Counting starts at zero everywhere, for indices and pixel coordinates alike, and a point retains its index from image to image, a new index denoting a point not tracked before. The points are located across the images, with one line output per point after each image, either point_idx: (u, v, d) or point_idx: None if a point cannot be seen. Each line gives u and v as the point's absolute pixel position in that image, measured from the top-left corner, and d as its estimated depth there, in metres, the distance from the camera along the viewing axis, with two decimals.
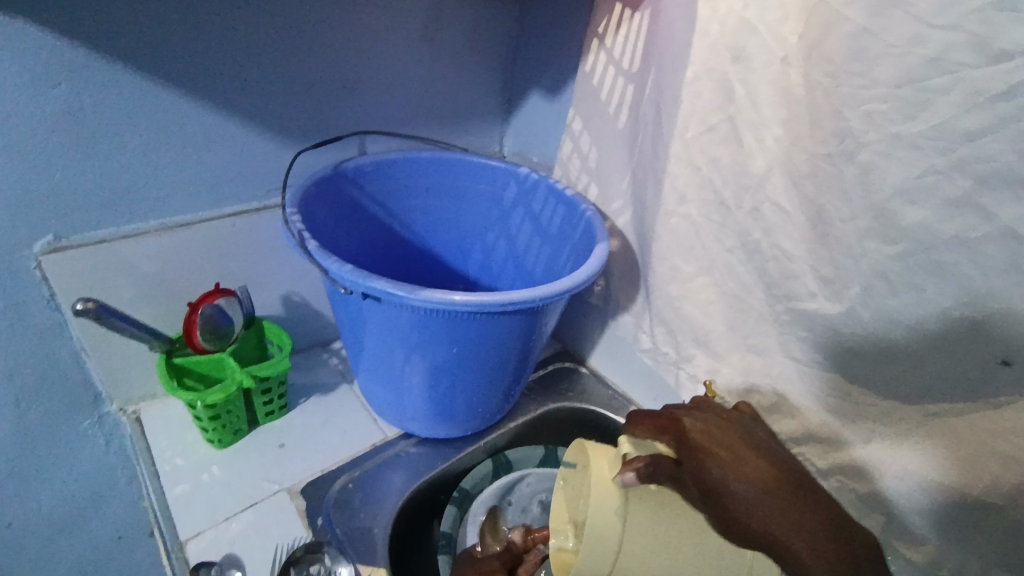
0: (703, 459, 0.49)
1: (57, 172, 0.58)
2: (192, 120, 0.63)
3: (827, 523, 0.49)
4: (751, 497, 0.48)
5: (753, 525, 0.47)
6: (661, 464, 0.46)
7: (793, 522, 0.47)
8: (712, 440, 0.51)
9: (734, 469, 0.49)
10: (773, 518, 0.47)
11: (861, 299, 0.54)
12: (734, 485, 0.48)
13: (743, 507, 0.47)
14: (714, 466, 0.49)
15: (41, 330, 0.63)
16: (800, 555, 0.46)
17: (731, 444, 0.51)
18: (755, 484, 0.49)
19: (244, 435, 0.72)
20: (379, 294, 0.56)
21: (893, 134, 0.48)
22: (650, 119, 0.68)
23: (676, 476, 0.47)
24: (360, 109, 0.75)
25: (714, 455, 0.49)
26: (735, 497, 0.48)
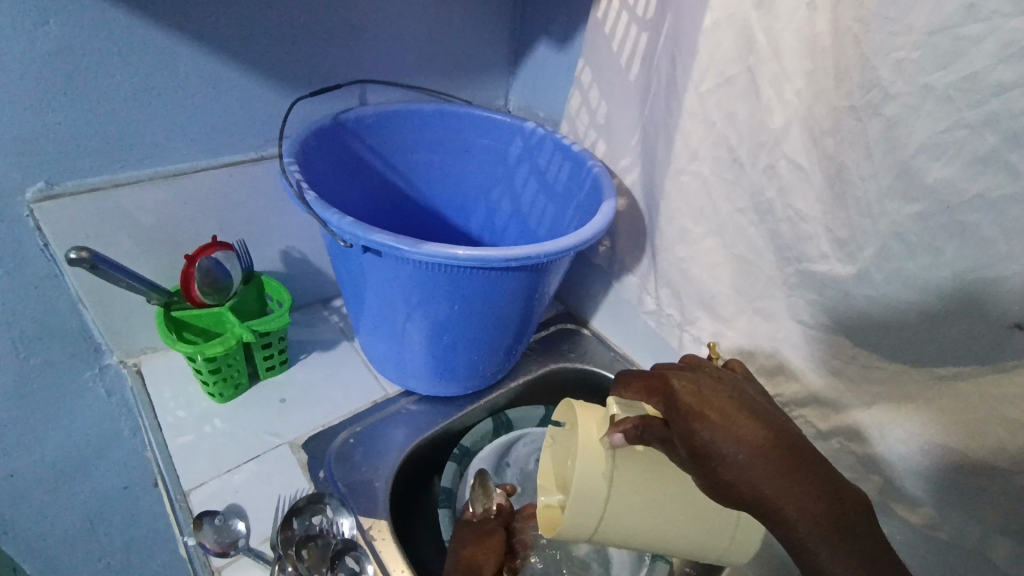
0: (691, 419, 0.46)
1: (46, 116, 0.55)
2: (184, 64, 0.60)
3: (832, 486, 0.44)
4: (744, 461, 0.44)
5: (744, 487, 0.44)
6: (652, 426, 0.47)
7: (792, 486, 0.43)
8: (703, 400, 0.47)
9: (727, 431, 0.45)
10: (769, 482, 0.43)
11: (876, 261, 0.52)
12: (725, 448, 0.44)
13: (735, 469, 0.44)
14: (704, 428, 0.45)
15: (36, 279, 0.62)
16: (795, 522, 0.42)
17: (725, 405, 0.47)
18: (751, 446, 0.44)
19: (245, 389, 0.72)
20: (379, 248, 0.54)
21: (922, 87, 0.45)
22: (664, 70, 0.65)
23: (668, 439, 0.47)
24: (360, 56, 0.72)
25: (704, 416, 0.46)
26: (725, 459, 0.44)
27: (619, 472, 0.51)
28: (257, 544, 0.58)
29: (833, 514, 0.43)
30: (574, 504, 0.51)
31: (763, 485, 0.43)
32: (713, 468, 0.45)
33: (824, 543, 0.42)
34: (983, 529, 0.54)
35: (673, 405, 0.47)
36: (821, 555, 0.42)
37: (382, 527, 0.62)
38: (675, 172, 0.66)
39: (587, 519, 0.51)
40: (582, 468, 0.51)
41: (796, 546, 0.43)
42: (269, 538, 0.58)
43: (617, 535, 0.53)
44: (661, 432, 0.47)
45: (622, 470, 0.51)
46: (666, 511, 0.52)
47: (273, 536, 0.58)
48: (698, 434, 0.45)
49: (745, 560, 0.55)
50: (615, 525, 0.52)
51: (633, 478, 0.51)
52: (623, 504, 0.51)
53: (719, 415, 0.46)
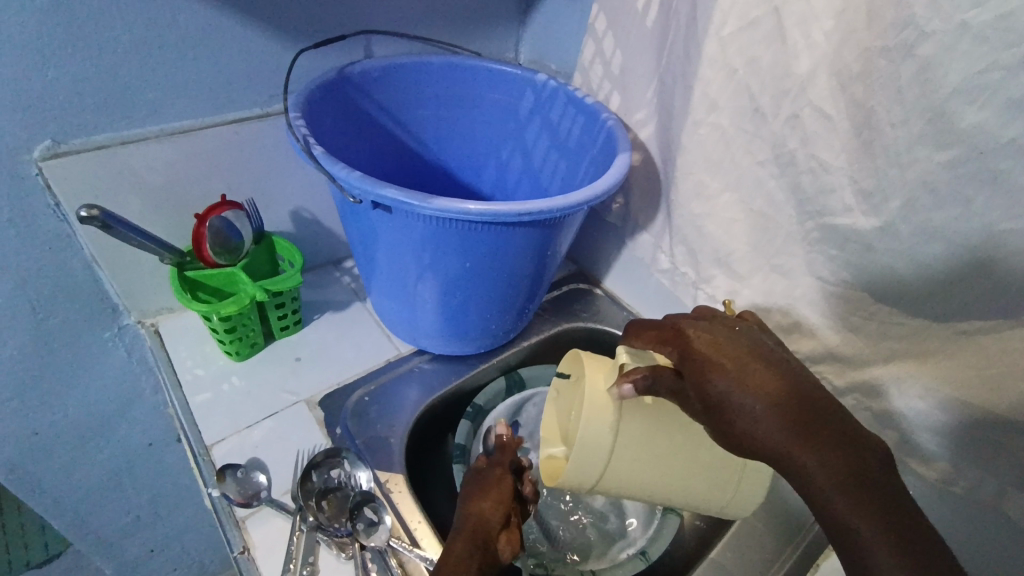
0: (705, 371, 0.46)
1: (48, 71, 0.54)
2: (183, 15, 0.58)
3: (850, 438, 0.44)
4: (759, 412, 0.44)
5: (759, 438, 0.44)
6: (662, 377, 0.49)
7: (808, 438, 0.43)
8: (718, 351, 0.47)
9: (742, 382, 0.45)
10: (784, 433, 0.43)
11: (901, 214, 0.50)
12: (740, 399, 0.44)
13: (750, 420, 0.44)
14: (719, 379, 0.45)
15: (51, 240, 0.62)
16: (811, 472, 0.42)
17: (742, 356, 0.47)
18: (767, 397, 0.44)
19: (261, 349, 0.73)
20: (389, 203, 0.53)
21: (961, 23, 0.42)
22: (684, 14, 0.61)
23: (679, 390, 0.48)
24: (365, 5, 0.69)
25: (719, 367, 0.46)
26: (740, 410, 0.44)
27: (624, 425, 0.52)
28: (278, 495, 0.59)
29: (850, 465, 0.42)
30: (579, 455, 0.52)
31: (778, 436, 0.43)
32: (726, 418, 0.45)
33: (842, 495, 0.42)
34: (997, 484, 0.54)
35: (688, 357, 0.48)
36: (838, 506, 0.42)
37: (398, 480, 0.63)
38: (693, 124, 0.63)
39: (590, 470, 0.53)
40: (587, 421, 0.52)
41: (812, 496, 0.43)
42: (290, 490, 0.60)
43: (620, 485, 0.54)
44: (673, 382, 0.49)
45: (627, 424, 0.52)
46: (669, 464, 0.53)
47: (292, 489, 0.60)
48: (712, 385, 0.45)
49: (744, 511, 0.57)
50: (617, 476, 0.53)
51: (638, 432, 0.52)
52: (626, 457, 0.53)
53: (736, 366, 0.46)
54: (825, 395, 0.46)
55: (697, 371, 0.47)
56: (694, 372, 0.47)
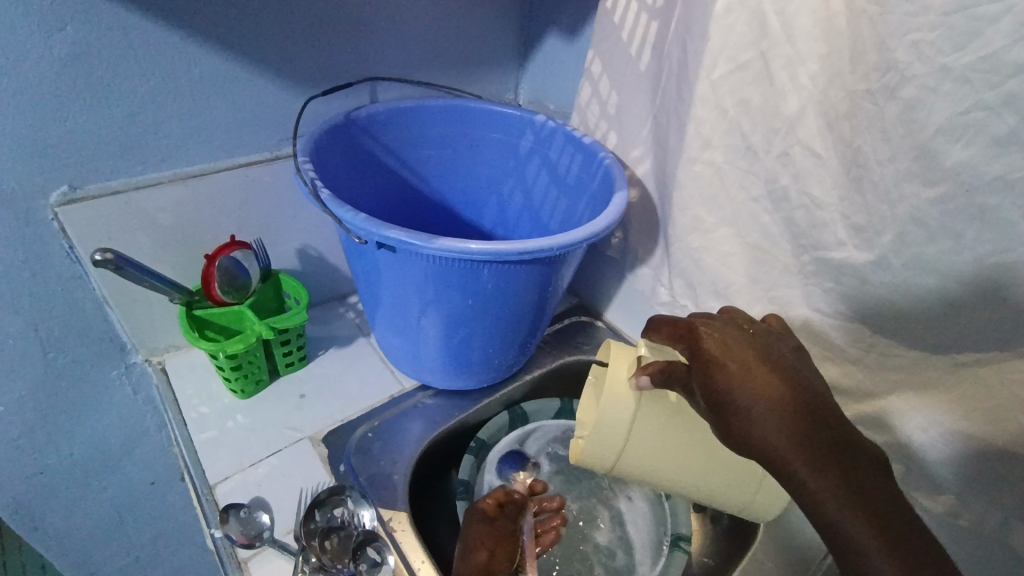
0: (711, 369, 0.47)
1: (69, 120, 0.57)
2: (198, 65, 0.61)
3: (847, 447, 0.44)
4: (758, 413, 0.44)
5: (757, 442, 0.44)
6: (675, 372, 0.50)
7: (807, 443, 0.43)
8: (725, 351, 0.47)
9: (745, 381, 0.45)
10: (781, 435, 0.43)
11: (894, 248, 0.52)
12: (741, 399, 0.45)
13: (749, 421, 0.44)
14: (722, 377, 0.46)
15: (63, 281, 0.64)
16: (803, 478, 0.43)
17: (748, 358, 0.47)
18: (768, 399, 0.44)
19: (266, 385, 0.74)
20: (393, 244, 0.55)
21: (940, 67, 0.44)
22: (675, 58, 0.64)
23: (686, 386, 0.49)
24: (370, 53, 0.72)
25: (725, 367, 0.46)
26: (741, 411, 0.44)
27: (641, 414, 0.55)
28: (281, 535, 0.59)
29: (842, 473, 0.43)
30: (594, 437, 0.56)
31: (776, 440, 0.43)
32: (727, 418, 0.45)
33: (835, 500, 0.42)
34: (1004, 516, 0.53)
35: (695, 354, 0.48)
36: (827, 509, 0.42)
37: (401, 519, 0.63)
38: (688, 161, 0.65)
39: (604, 451, 0.57)
40: (604, 407, 0.56)
41: (806, 501, 0.43)
42: (293, 531, 0.60)
43: (634, 469, 0.58)
44: (683, 378, 0.50)
45: (645, 412, 0.55)
46: (683, 457, 0.56)
47: (296, 529, 0.59)
48: (716, 381, 0.46)
49: (754, 509, 0.60)
50: (631, 458, 0.58)
51: (655, 422, 0.55)
52: (641, 446, 0.56)
53: (740, 367, 0.46)
54: (829, 402, 0.46)
55: (702, 368, 0.47)
56: (700, 369, 0.47)
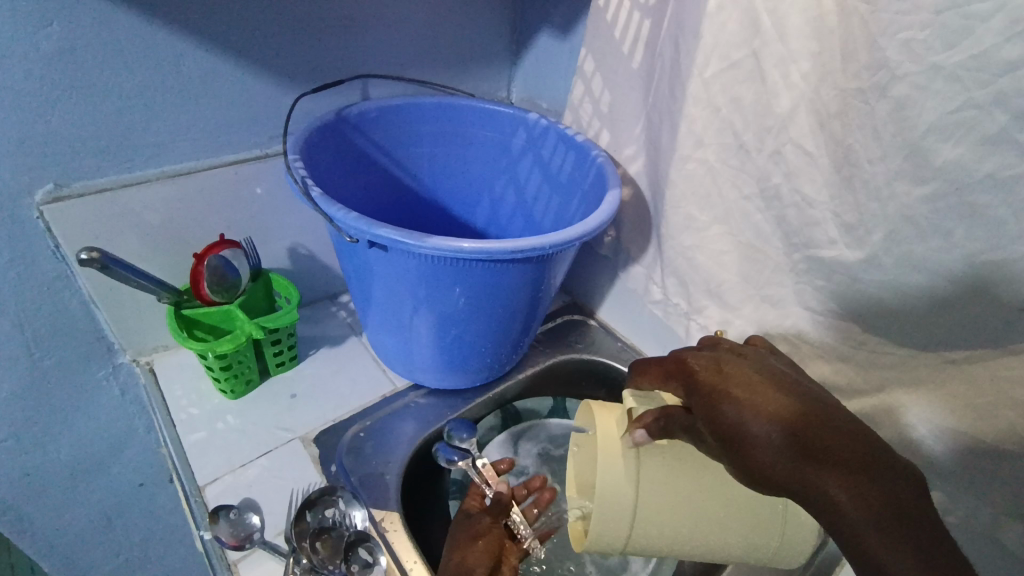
0: (715, 401, 0.46)
1: (55, 117, 0.56)
2: (186, 61, 0.60)
3: (871, 460, 0.43)
4: (775, 439, 0.43)
5: (780, 469, 0.43)
6: (674, 416, 0.50)
7: (829, 461, 0.42)
8: (726, 379, 0.47)
9: (754, 407, 0.44)
10: (804, 459, 0.42)
11: (884, 246, 0.52)
12: (755, 427, 0.44)
13: (766, 449, 0.43)
14: (729, 407, 0.45)
15: (48, 280, 0.63)
16: (834, 499, 0.41)
17: (750, 381, 0.46)
18: (781, 422, 0.43)
19: (256, 385, 0.73)
20: (385, 243, 0.54)
21: (932, 65, 0.44)
22: (667, 57, 0.64)
23: (691, 425, 0.49)
24: (361, 50, 0.72)
25: (728, 395, 0.46)
26: (757, 439, 0.44)
27: (643, 470, 0.53)
28: (273, 537, 0.58)
29: (872, 489, 0.41)
30: (602, 507, 0.53)
31: (798, 463, 0.42)
32: (743, 450, 0.44)
33: (870, 524, 0.40)
34: (993, 512, 0.54)
35: (695, 388, 0.48)
36: (865, 534, 0.40)
37: (394, 519, 0.62)
38: (680, 160, 0.65)
39: (617, 522, 0.53)
40: (602, 471, 0.54)
41: (843, 530, 0.42)
42: (285, 533, 0.59)
43: (655, 537, 0.54)
44: (684, 419, 0.50)
45: (646, 468, 0.53)
46: (698, 506, 0.53)
47: (288, 532, 0.58)
48: (723, 413, 0.45)
49: (793, 558, 0.56)
50: (648, 525, 0.53)
51: (657, 476, 0.53)
52: (654, 505, 0.53)
53: (745, 392, 0.46)
54: (840, 411, 0.46)
55: (706, 401, 0.47)
56: (703, 402, 0.47)
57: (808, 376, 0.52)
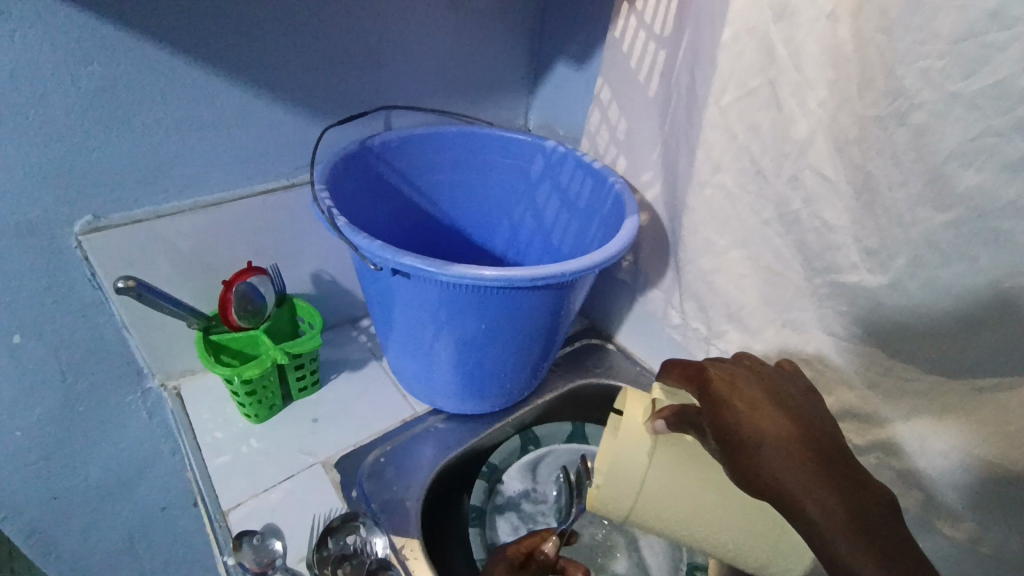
0: (720, 409, 0.50)
1: (96, 151, 0.59)
2: (220, 97, 0.63)
3: (857, 486, 0.45)
4: (767, 452, 0.46)
5: (769, 480, 0.46)
6: (688, 412, 0.52)
7: (816, 481, 0.45)
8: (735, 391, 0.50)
9: (752, 422, 0.48)
10: (793, 475, 0.45)
11: (908, 271, 0.51)
12: (751, 438, 0.47)
13: (760, 460, 0.46)
14: (733, 416, 0.49)
15: (84, 307, 0.65)
16: (813, 518, 0.44)
17: (756, 399, 0.50)
18: (775, 438, 0.47)
19: (279, 409, 0.74)
20: (408, 270, 0.55)
21: (950, 93, 0.45)
22: (683, 85, 0.65)
23: (699, 426, 0.51)
24: (385, 84, 0.74)
25: (731, 406, 0.49)
26: (752, 449, 0.47)
27: (656, 455, 0.55)
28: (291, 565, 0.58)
29: (852, 511, 0.44)
30: (608, 479, 0.56)
31: (787, 479, 0.45)
32: (739, 457, 0.47)
33: (846, 541, 0.43)
34: None
35: (705, 393, 0.51)
36: (839, 551, 0.43)
37: (414, 546, 0.62)
38: (698, 185, 0.66)
39: (623, 495, 0.56)
40: (618, 447, 0.56)
41: (818, 546, 0.44)
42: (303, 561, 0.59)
43: (651, 517, 0.57)
44: (694, 419, 0.52)
45: (658, 455, 0.55)
46: (704, 498, 0.54)
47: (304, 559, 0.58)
48: (726, 423, 0.49)
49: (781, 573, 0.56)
50: (649, 504, 0.56)
51: (669, 463, 0.54)
52: (659, 487, 0.55)
53: (748, 406, 0.49)
54: (836, 438, 0.49)
55: (713, 408, 0.50)
56: (709, 408, 0.50)
57: (825, 406, 0.53)
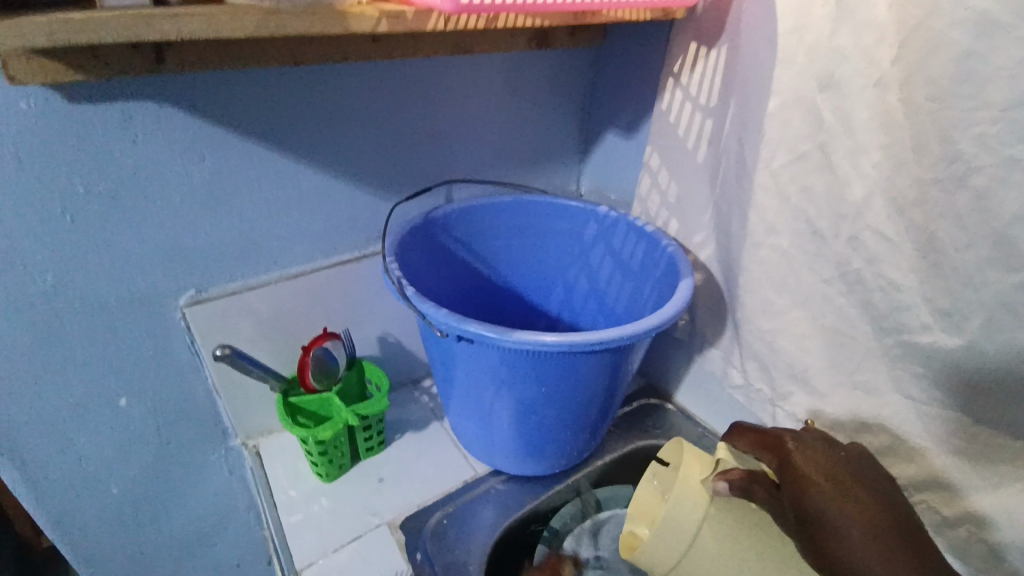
0: (803, 485, 0.53)
1: (203, 234, 0.66)
2: (307, 181, 0.70)
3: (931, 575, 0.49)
4: (851, 533, 0.50)
5: (849, 561, 0.50)
6: (759, 482, 0.55)
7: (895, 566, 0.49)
8: (816, 470, 0.54)
9: (837, 502, 0.52)
10: (873, 558, 0.49)
11: (984, 334, 0.50)
12: (836, 519, 0.51)
13: (843, 540, 0.50)
14: (818, 498, 0.52)
15: (182, 371, 0.72)
16: None
17: (837, 479, 0.54)
18: (857, 521, 0.51)
19: (348, 468, 0.77)
20: (472, 336, 0.58)
21: (1008, 158, 0.45)
22: (732, 152, 0.67)
23: (773, 497, 0.55)
24: (448, 161, 0.81)
25: (815, 484, 0.53)
26: (836, 528, 0.51)
27: (709, 518, 0.57)
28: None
29: None
30: (658, 535, 0.58)
31: (868, 561, 0.49)
32: (820, 534, 0.51)
33: None
34: None
35: (787, 467, 0.55)
36: None
37: None
38: (753, 246, 0.67)
39: (670, 548, 0.58)
40: (674, 504, 0.58)
41: None
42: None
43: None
44: (768, 488, 0.55)
45: (712, 519, 0.57)
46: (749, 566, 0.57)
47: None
48: (810, 501, 0.52)
49: None
50: (693, 562, 0.58)
51: (722, 528, 0.57)
52: (704, 548, 0.57)
53: (831, 487, 0.53)
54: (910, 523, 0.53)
55: (796, 484, 0.53)
56: (792, 483, 0.54)
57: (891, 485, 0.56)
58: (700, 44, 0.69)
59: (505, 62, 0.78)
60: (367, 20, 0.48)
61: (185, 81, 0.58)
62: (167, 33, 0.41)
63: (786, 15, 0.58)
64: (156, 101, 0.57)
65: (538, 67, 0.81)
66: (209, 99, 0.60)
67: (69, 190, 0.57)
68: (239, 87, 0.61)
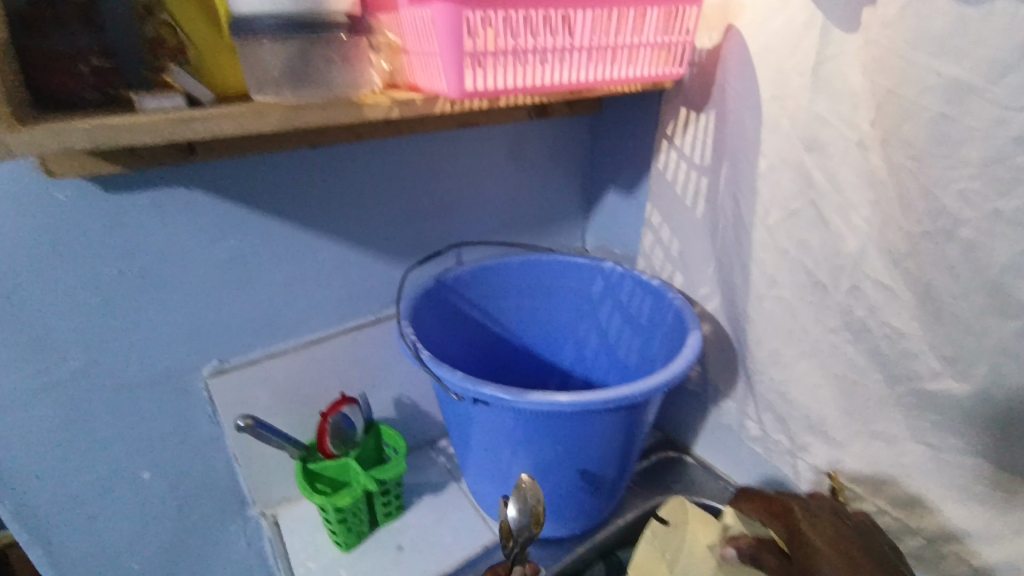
0: (811, 554, 0.59)
1: (226, 307, 0.69)
2: (324, 253, 0.73)
3: None
4: None
5: None
6: (761, 547, 0.64)
7: None
8: (822, 540, 0.60)
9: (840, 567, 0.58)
10: None
11: (992, 380, 0.50)
12: None
13: None
14: (825, 567, 0.58)
15: (204, 442, 0.73)
16: None
17: (844, 549, 0.59)
18: None
19: (366, 536, 0.77)
20: (487, 398, 0.60)
21: (991, 211, 0.47)
22: (728, 209, 0.70)
23: (781, 561, 0.63)
24: (458, 227, 0.84)
25: (822, 555, 0.59)
26: None
27: None
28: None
29: None
30: None
31: None
32: None
33: None
34: None
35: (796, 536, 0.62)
36: None
37: None
38: (757, 298, 0.69)
39: None
40: (684, 565, 0.65)
41: None
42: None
43: None
44: (774, 551, 0.64)
45: None
46: None
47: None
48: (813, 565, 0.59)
49: None
50: None
51: None
52: None
53: (838, 557, 0.58)
54: None
55: (803, 553, 0.60)
56: (801, 555, 0.60)
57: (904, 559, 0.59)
58: (690, 110, 0.73)
59: (508, 133, 0.83)
60: (380, 108, 0.53)
61: (215, 168, 0.63)
62: (202, 133, 0.46)
63: (767, 85, 0.62)
64: (184, 187, 0.62)
65: (538, 137, 0.86)
66: (234, 184, 0.65)
67: (104, 275, 0.61)
68: (261, 171, 0.66)
